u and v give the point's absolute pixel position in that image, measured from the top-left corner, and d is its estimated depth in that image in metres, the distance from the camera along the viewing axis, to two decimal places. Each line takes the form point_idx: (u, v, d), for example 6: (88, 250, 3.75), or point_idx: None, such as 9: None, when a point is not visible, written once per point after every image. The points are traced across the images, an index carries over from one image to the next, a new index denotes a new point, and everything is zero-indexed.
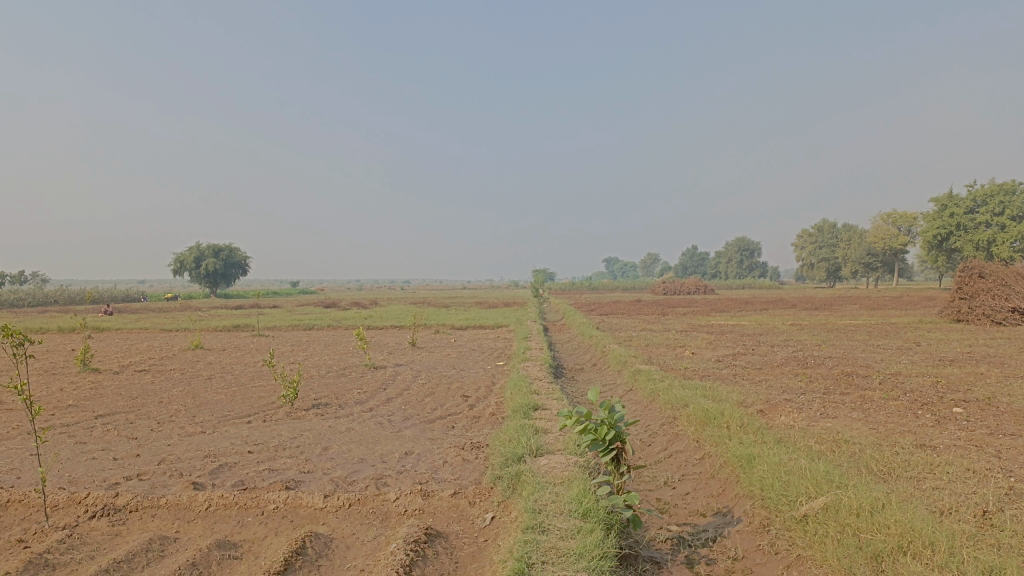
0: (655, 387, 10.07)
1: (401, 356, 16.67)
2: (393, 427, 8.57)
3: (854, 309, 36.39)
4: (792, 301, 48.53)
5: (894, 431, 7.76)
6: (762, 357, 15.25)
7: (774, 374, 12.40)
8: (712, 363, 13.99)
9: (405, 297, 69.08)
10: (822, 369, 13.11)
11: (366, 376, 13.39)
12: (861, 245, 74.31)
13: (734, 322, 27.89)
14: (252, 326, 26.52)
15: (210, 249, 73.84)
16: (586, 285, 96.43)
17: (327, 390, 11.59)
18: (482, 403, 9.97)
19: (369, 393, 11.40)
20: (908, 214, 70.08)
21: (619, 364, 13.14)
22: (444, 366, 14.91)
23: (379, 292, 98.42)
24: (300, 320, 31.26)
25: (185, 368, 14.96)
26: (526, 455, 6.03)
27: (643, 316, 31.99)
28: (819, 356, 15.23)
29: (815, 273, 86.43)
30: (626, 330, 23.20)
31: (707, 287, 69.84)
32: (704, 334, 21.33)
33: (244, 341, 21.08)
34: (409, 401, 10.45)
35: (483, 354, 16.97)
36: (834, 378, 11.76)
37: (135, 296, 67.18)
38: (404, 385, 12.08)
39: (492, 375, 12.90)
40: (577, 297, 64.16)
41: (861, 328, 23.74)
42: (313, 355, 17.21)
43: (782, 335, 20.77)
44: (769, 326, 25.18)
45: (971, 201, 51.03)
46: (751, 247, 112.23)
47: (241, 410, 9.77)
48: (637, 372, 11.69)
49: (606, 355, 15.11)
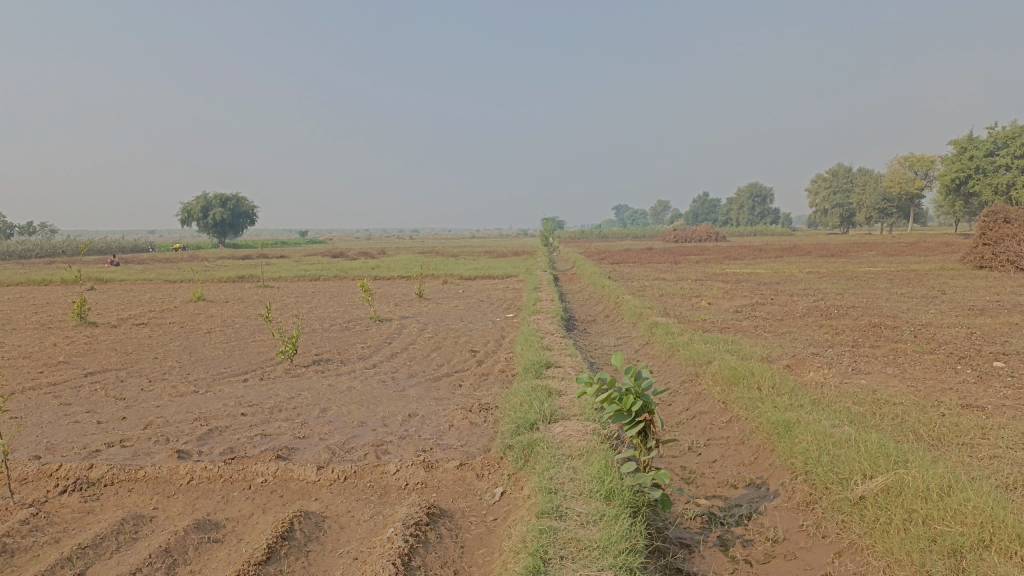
0: (673, 340, 9.51)
1: (407, 307, 16.19)
2: (397, 387, 8.08)
3: (871, 256, 35.52)
4: (805, 247, 47.64)
5: (936, 389, 7.19)
6: (783, 307, 14.63)
7: (797, 326, 11.81)
8: (730, 315, 13.41)
9: (413, 246, 68.47)
10: (848, 319, 12.49)
11: (371, 329, 12.91)
12: (876, 190, 72.87)
13: (749, 269, 27.16)
14: (257, 277, 26.08)
15: (216, 199, 73.18)
16: (596, 233, 95.54)
17: (329, 345, 11.10)
18: (490, 359, 9.45)
19: (373, 347, 10.90)
20: (926, 157, 68.37)
21: (634, 316, 12.58)
22: (452, 318, 14.40)
23: (389, 241, 97.79)
24: (306, 271, 30.82)
25: (185, 321, 14.53)
26: (539, 421, 5.49)
27: (655, 265, 31.29)
28: (842, 306, 14.58)
29: (828, 219, 85.08)
30: (640, 279, 22.61)
31: (719, 235, 68.94)
32: (720, 283, 20.72)
33: (248, 293, 20.65)
34: (415, 357, 9.95)
35: (491, 306, 16.42)
36: (862, 330, 11.14)
37: (143, 246, 66.88)
38: (409, 339, 11.59)
39: (501, 328, 12.39)
40: (587, 245, 63.39)
41: (881, 275, 23.00)
42: (318, 307, 16.75)
43: (801, 284, 20.09)
44: (786, 273, 24.44)
45: (991, 143, 49.50)
46: (763, 193, 110.47)
47: (237, 367, 9.30)
48: (654, 324, 11.13)
49: (619, 305, 14.58)
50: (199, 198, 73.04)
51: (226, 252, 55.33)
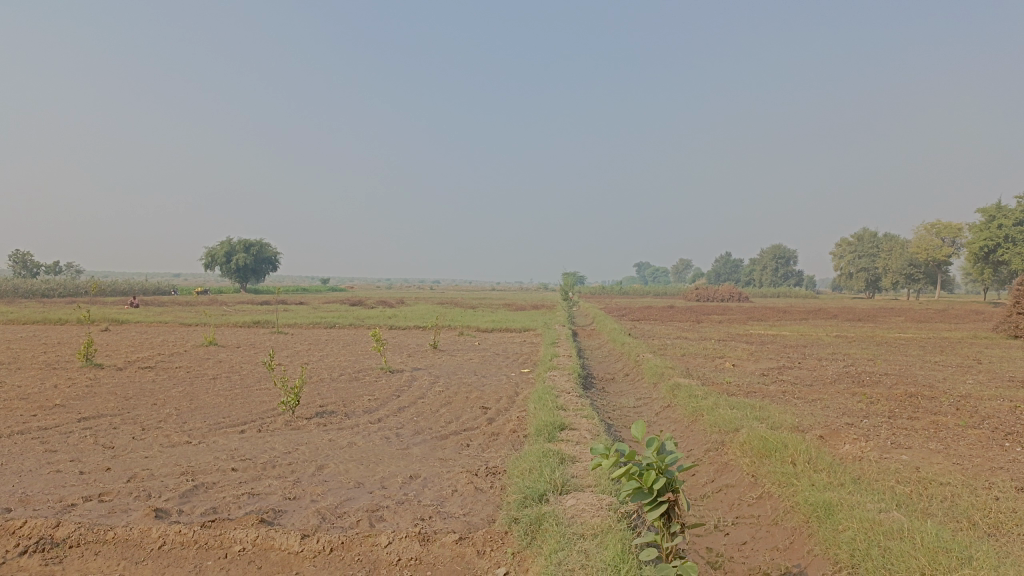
0: (697, 403, 8.94)
1: (420, 359, 15.74)
2: (401, 444, 7.59)
3: (899, 322, 34.63)
4: (830, 311, 46.77)
5: (986, 468, 6.56)
6: (811, 372, 13.97)
7: (828, 392, 11.17)
8: (755, 378, 12.81)
9: (433, 297, 68.28)
10: (881, 387, 11.85)
11: (381, 381, 12.46)
12: (902, 256, 71.99)
13: (774, 331, 26.43)
14: (273, 322, 25.79)
15: (240, 244, 73.76)
16: (616, 290, 95.02)
17: (336, 397, 10.64)
18: (502, 417, 8.93)
19: (381, 400, 10.42)
20: (953, 224, 67.52)
21: (655, 376, 12.01)
22: (465, 372, 13.90)
23: (410, 291, 97.81)
24: (322, 317, 30.52)
25: (192, 367, 14.16)
26: (550, 492, 4.97)
27: (677, 324, 30.62)
28: (874, 373, 13.89)
29: (853, 283, 84.00)
30: (660, 338, 22.05)
31: (741, 296, 68.15)
32: (743, 344, 20.08)
33: (261, 339, 20.31)
34: (423, 412, 9.45)
35: (507, 361, 15.90)
36: (898, 400, 10.47)
37: (165, 289, 67.30)
38: (419, 393, 11.11)
39: (516, 385, 11.88)
40: (608, 301, 62.77)
41: (912, 342, 22.21)
42: (329, 355, 16.33)
43: (829, 348, 19.38)
44: (812, 337, 23.70)
45: (1021, 212, 48.72)
46: (786, 256, 109.64)
47: (236, 417, 8.86)
48: (676, 385, 10.56)
49: (639, 365, 14.02)
50: (224, 243, 73.74)
51: (247, 297, 55.49)
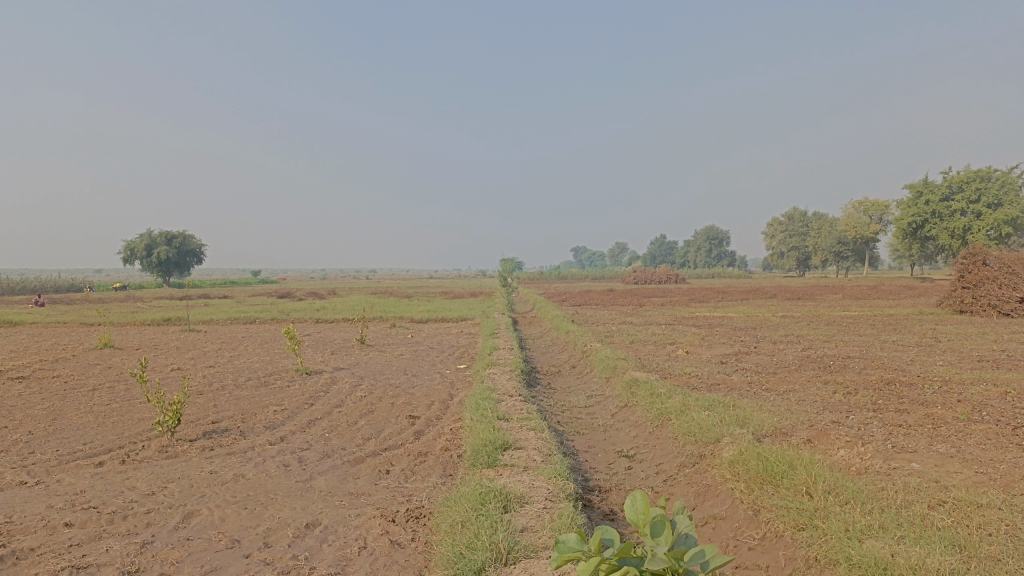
0: (662, 404, 7.61)
1: (344, 357, 14.06)
2: (302, 474, 6.01)
3: (838, 299, 34.44)
4: (766, 290, 46.69)
5: (1019, 480, 5.41)
6: (771, 357, 12.88)
7: (798, 382, 10.02)
8: (715, 367, 11.63)
9: (369, 287, 66.16)
10: (852, 373, 10.80)
11: (294, 385, 10.78)
12: (831, 234, 73.22)
13: (719, 313, 25.55)
14: (185, 319, 23.62)
15: (161, 237, 69.93)
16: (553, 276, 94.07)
17: (234, 409, 8.92)
18: (432, 430, 7.42)
19: (288, 411, 8.78)
20: (880, 202, 68.84)
21: (607, 369, 10.67)
22: (393, 370, 12.33)
23: (346, 281, 94.93)
24: (243, 312, 28.33)
25: (73, 376, 12.16)
26: (490, 566, 3.49)
27: (619, 308, 29.51)
28: (838, 356, 12.88)
29: (785, 262, 85.20)
30: (605, 323, 20.89)
31: (677, 277, 67.81)
32: (692, 328, 19.07)
33: (167, 338, 18.24)
34: (337, 425, 7.88)
35: (441, 355, 14.38)
36: (878, 388, 9.38)
37: (81, 286, 63.25)
38: (336, 399, 9.49)
39: (450, 385, 10.37)
40: (546, 286, 61.69)
41: (860, 321, 21.54)
42: (239, 356, 14.47)
43: (780, 329, 18.48)
44: (759, 318, 22.85)
45: (946, 188, 49.46)
46: (720, 237, 110.75)
47: (99, 444, 7.10)
48: (632, 381, 9.23)
49: (588, 355, 12.70)
50: (143, 235, 69.76)
51: (169, 292, 52.38)
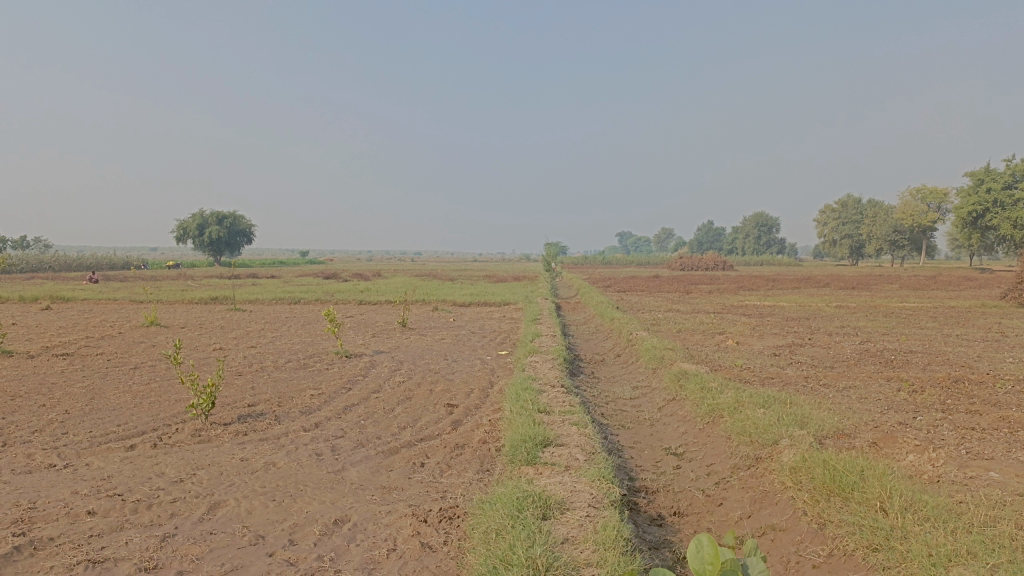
0: (713, 400, 7.17)
1: (385, 340, 13.88)
2: (335, 465, 5.76)
3: (894, 289, 33.18)
4: (817, 279, 45.40)
5: None
6: (827, 350, 12.28)
7: (858, 378, 9.47)
8: (768, 359, 11.11)
9: (414, 269, 66.40)
10: (915, 370, 10.18)
11: (333, 368, 10.61)
12: (886, 223, 70.96)
13: (769, 302, 24.80)
14: (230, 298, 23.83)
15: (212, 217, 71.13)
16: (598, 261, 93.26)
17: (271, 392, 8.76)
18: (471, 420, 7.12)
19: (325, 396, 8.58)
20: (938, 189, 66.38)
21: (654, 360, 10.25)
22: (433, 355, 12.10)
23: (392, 263, 95.49)
24: (288, 292, 28.49)
25: (117, 354, 12.20)
26: None
27: (666, 295, 28.88)
28: (898, 351, 12.21)
29: (837, 250, 82.96)
30: (651, 310, 20.39)
31: (725, 265, 66.55)
32: (741, 317, 18.47)
33: (212, 317, 18.35)
34: (373, 412, 7.63)
35: (482, 340, 14.10)
36: (945, 387, 8.78)
37: (135, 263, 64.77)
38: (374, 385, 9.27)
39: (490, 372, 10.08)
40: (591, 271, 61.24)
41: (919, 312, 20.63)
42: (281, 337, 14.41)
43: (834, 320, 17.75)
44: (812, 308, 22.07)
45: (1010, 175, 47.30)
46: (770, 224, 108.31)
47: (132, 427, 6.97)
48: (681, 373, 8.79)
49: (633, 344, 12.28)
50: (195, 215, 71.11)
51: (218, 271, 53.25)
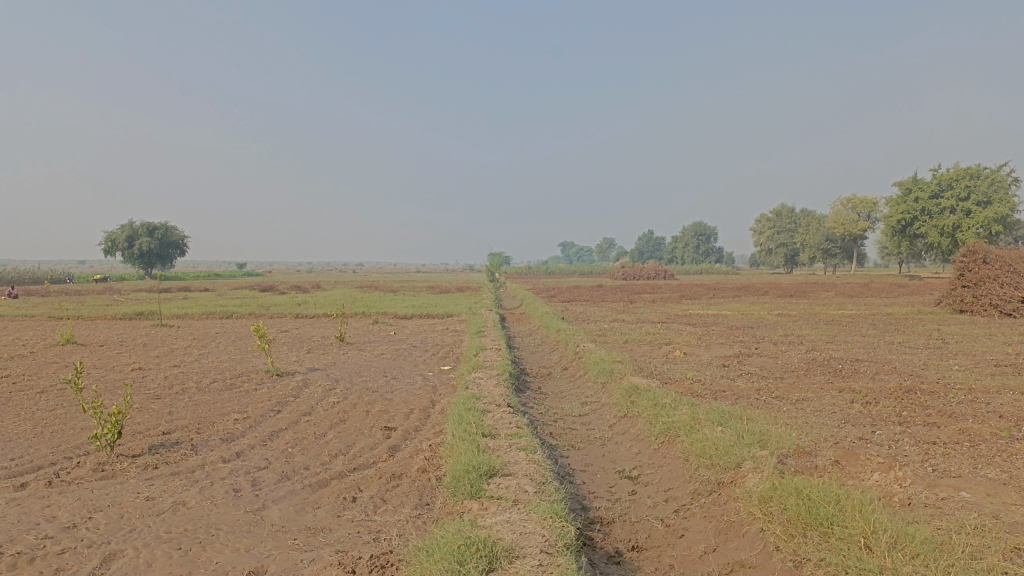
0: (668, 418, 6.78)
1: (320, 356, 13.16)
2: (255, 502, 5.13)
3: (832, 296, 33.76)
4: (757, 286, 46.03)
5: None
6: (776, 360, 12.08)
7: (810, 389, 9.22)
8: (718, 371, 10.83)
9: (355, 280, 65.04)
10: (866, 379, 10.02)
11: (262, 388, 9.90)
12: (820, 231, 72.87)
13: (713, 310, 24.81)
14: (157, 312, 22.63)
15: (142, 228, 68.46)
16: (541, 270, 93.14)
17: (190, 417, 8.03)
18: (409, 445, 6.56)
19: (251, 419, 7.90)
20: (869, 199, 68.38)
21: (603, 374, 9.84)
22: (371, 372, 11.45)
23: (335, 274, 93.63)
24: (220, 306, 27.32)
25: (23, 375, 11.21)
26: None
27: (610, 305, 28.78)
28: (845, 360, 12.10)
29: (774, 258, 84.78)
30: (596, 320, 20.10)
31: (665, 274, 67.12)
32: (688, 326, 18.30)
33: (135, 334, 17.28)
34: (303, 438, 6.99)
35: (423, 354, 13.50)
36: (899, 398, 8.58)
37: (58, 277, 61.80)
38: (305, 406, 8.61)
39: (431, 390, 9.52)
40: (534, 280, 61.08)
41: (859, 320, 20.85)
42: (208, 354, 13.55)
43: (779, 329, 17.71)
44: (755, 316, 22.13)
45: (936, 185, 48.94)
46: (708, 233, 110.29)
47: (26, 461, 6.20)
48: (632, 388, 8.39)
49: (580, 357, 11.87)
50: (125, 226, 68.38)
51: (148, 284, 51.15)
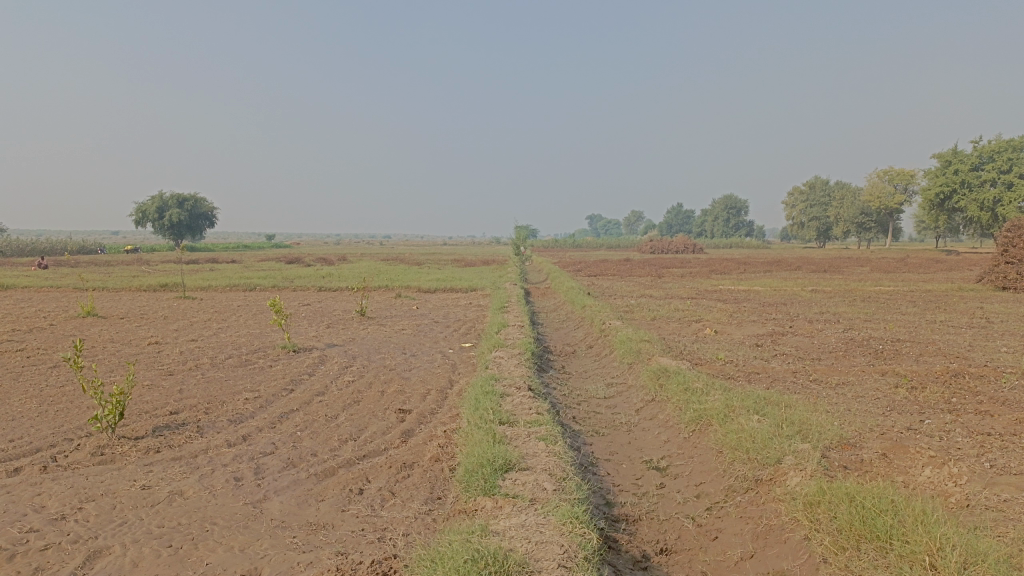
0: (700, 405, 6.33)
1: (339, 331, 12.86)
2: (256, 493, 4.80)
3: (867, 272, 32.75)
4: (788, 261, 44.97)
5: None
6: (811, 340, 11.52)
7: (850, 371, 8.69)
8: (750, 351, 10.33)
9: (381, 252, 64.92)
10: (910, 361, 9.45)
11: (276, 364, 9.62)
12: (854, 205, 71.16)
13: (744, 285, 24.15)
14: (182, 284, 22.56)
15: (171, 199, 68.86)
16: (568, 243, 92.33)
17: (200, 396, 7.75)
18: (423, 430, 6.20)
19: (261, 399, 7.61)
20: (906, 171, 66.44)
21: (629, 354, 9.39)
22: (390, 348, 11.12)
23: (361, 246, 93.77)
24: (245, 278, 27.19)
25: (40, 349, 11.05)
26: None
27: (638, 279, 28.18)
28: (886, 340, 11.51)
29: (805, 232, 83.15)
30: (624, 296, 19.58)
31: (694, 248, 66.11)
32: (718, 302, 17.75)
33: (157, 306, 17.17)
34: (313, 421, 6.66)
35: (445, 330, 13.14)
36: (946, 383, 8.02)
37: (91, 248, 62.48)
38: (319, 385, 8.30)
39: (450, 369, 9.16)
40: (560, 254, 60.54)
41: (897, 296, 20.11)
42: (227, 329, 13.32)
43: (813, 306, 17.06)
44: (788, 291, 21.46)
45: (977, 157, 47.27)
46: (739, 206, 108.46)
47: (25, 443, 5.95)
48: (661, 370, 7.93)
49: (606, 335, 11.41)
50: (155, 197, 68.83)
51: (177, 255, 51.46)
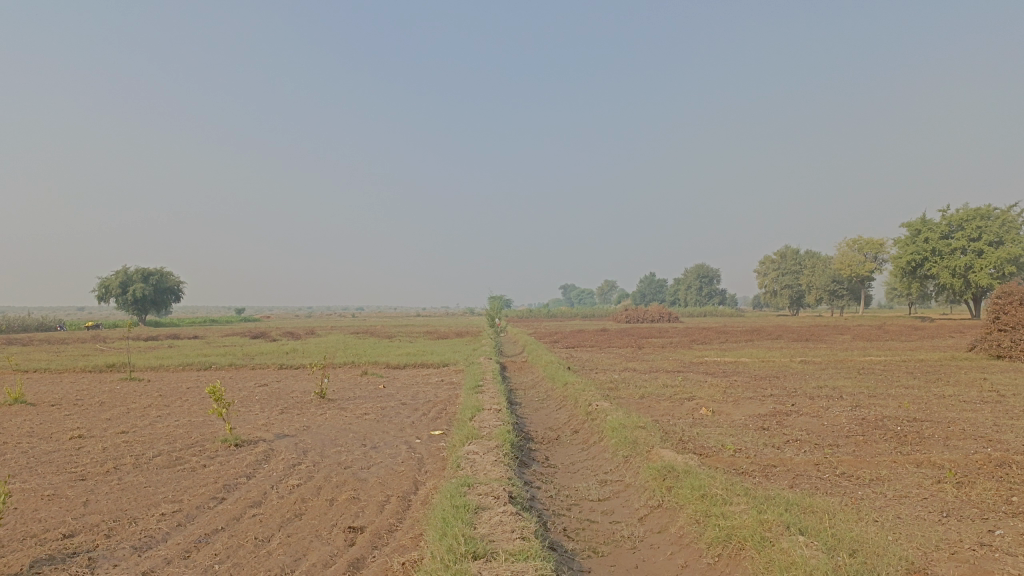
0: (724, 520, 5.08)
1: (293, 418, 11.41)
2: None
3: (850, 341, 31.97)
4: (767, 330, 44.12)
5: None
6: (820, 421, 10.34)
7: (880, 463, 7.49)
8: (756, 436, 9.10)
9: (352, 325, 63.19)
10: (943, 448, 8.26)
11: (211, 464, 8.18)
12: (826, 272, 71.33)
13: (730, 358, 23.07)
14: (130, 365, 20.87)
15: (137, 275, 66.91)
16: (542, 314, 91.29)
17: (107, 511, 6.32)
18: (376, 561, 4.87)
19: (182, 514, 6.20)
20: (875, 239, 66.84)
21: (623, 445, 8.13)
22: (347, 439, 9.72)
23: (332, 319, 91.84)
24: (203, 356, 25.58)
25: None
26: None
27: (618, 351, 27.00)
28: (903, 420, 10.36)
29: (778, 300, 83.09)
30: (606, 370, 18.36)
31: (669, 318, 65.34)
32: (707, 377, 16.56)
33: (95, 391, 15.52)
34: (240, 547, 5.29)
35: (412, 415, 11.78)
36: (996, 476, 6.84)
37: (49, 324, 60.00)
38: (257, 492, 6.90)
39: (416, 467, 7.81)
40: (534, 326, 59.39)
41: (892, 367, 19.13)
42: (166, 417, 11.82)
43: (809, 380, 15.93)
44: (778, 364, 20.38)
45: (946, 225, 47.37)
46: (711, 275, 108.81)
47: None
48: (665, 468, 6.67)
49: (593, 419, 10.13)
50: (119, 272, 66.90)
51: (136, 332, 49.26)
